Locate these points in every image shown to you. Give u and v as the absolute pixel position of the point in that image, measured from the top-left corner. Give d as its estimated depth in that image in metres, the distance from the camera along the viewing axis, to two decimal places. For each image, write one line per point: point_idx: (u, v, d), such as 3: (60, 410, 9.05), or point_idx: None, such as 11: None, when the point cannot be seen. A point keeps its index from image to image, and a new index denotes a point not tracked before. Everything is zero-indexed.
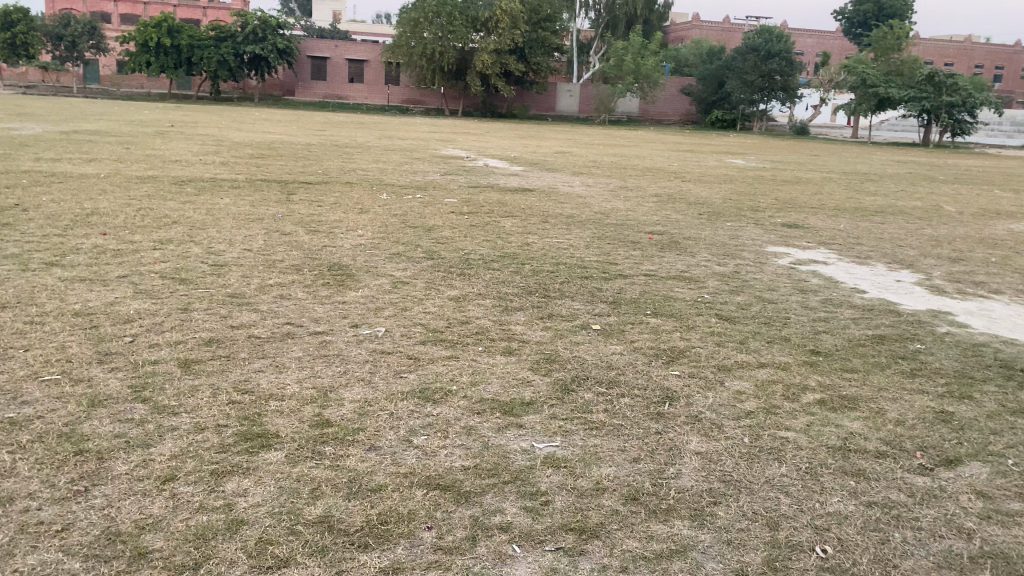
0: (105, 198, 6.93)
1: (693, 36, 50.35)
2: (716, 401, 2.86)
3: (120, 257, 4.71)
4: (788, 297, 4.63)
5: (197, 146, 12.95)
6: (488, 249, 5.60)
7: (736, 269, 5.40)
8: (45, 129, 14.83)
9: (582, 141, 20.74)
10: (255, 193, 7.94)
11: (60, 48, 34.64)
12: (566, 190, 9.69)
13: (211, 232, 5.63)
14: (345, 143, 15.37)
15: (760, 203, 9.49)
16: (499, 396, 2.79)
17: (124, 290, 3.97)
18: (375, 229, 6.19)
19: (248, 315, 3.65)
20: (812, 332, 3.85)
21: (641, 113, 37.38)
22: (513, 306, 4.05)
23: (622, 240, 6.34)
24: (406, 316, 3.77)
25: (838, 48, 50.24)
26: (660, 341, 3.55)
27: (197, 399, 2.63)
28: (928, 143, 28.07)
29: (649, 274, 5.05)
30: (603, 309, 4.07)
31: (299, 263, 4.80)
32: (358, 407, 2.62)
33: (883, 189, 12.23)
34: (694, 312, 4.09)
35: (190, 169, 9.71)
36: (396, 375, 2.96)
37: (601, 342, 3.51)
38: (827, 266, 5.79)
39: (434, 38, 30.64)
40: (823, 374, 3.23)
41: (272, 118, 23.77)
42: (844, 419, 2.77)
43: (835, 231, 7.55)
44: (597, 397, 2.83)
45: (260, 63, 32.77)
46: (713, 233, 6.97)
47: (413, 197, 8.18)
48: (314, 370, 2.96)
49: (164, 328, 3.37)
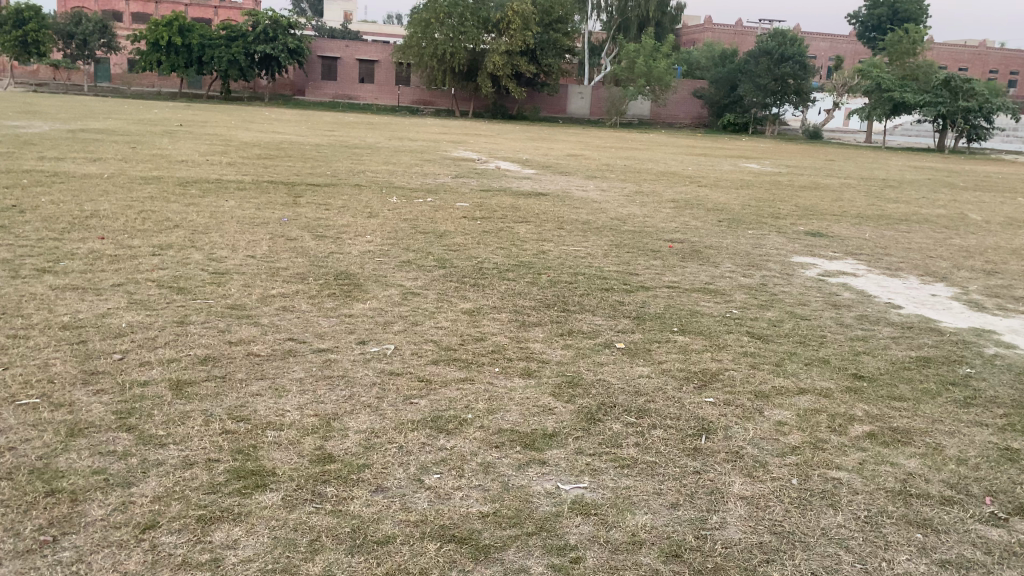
0: (107, 199, 6.74)
1: (705, 39, 50.03)
2: (756, 434, 2.61)
3: (116, 263, 4.49)
4: (821, 313, 4.37)
5: (205, 146, 12.80)
6: (503, 257, 5.37)
7: (763, 281, 5.14)
8: (53, 127, 14.68)
9: (594, 144, 20.50)
10: (261, 194, 7.72)
11: (71, 46, 34.56)
12: (580, 194, 9.45)
13: (213, 237, 5.41)
14: (355, 144, 15.16)
15: (780, 209, 9.24)
16: (519, 427, 2.54)
17: (117, 300, 3.74)
18: (385, 234, 5.96)
19: (248, 329, 3.42)
20: (852, 353, 3.60)
21: (653, 116, 37.08)
22: (530, 321, 3.79)
23: (641, 248, 6.10)
24: (417, 331, 3.53)
25: (852, 52, 49.82)
26: (689, 363, 3.30)
27: (186, 428, 2.38)
28: (944, 149, 27.68)
29: (672, 285, 4.80)
30: (626, 325, 3.81)
31: (305, 272, 4.57)
32: (364, 439, 2.38)
33: (904, 196, 11.93)
34: (723, 330, 3.83)
35: (196, 169, 9.50)
36: (406, 400, 2.72)
37: (627, 363, 3.26)
38: (857, 278, 5.53)
39: (445, 39, 30.46)
40: (869, 403, 2.97)
41: (282, 118, 23.62)
42: (900, 456, 2.51)
43: (861, 241, 7.28)
44: (626, 428, 2.58)
45: (271, 62, 32.61)
46: (735, 241, 6.71)
47: (424, 201, 7.95)
48: (316, 395, 2.72)
49: (157, 344, 3.14)
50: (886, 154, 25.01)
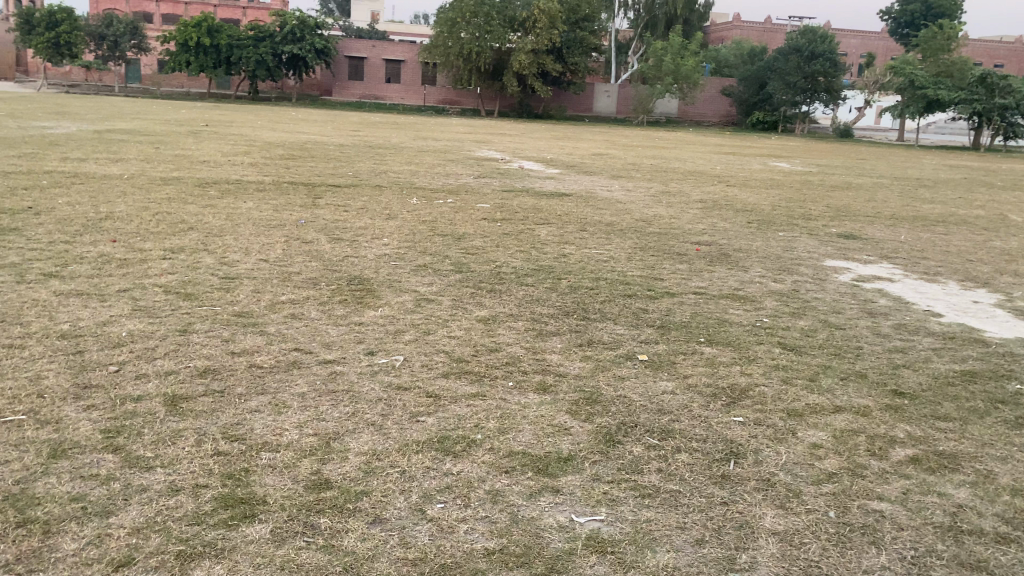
0: (124, 201, 6.66)
1: (733, 36, 49.43)
2: (789, 459, 2.41)
3: (125, 267, 4.38)
4: (857, 322, 4.14)
5: (228, 146, 12.74)
6: (523, 261, 5.19)
7: (794, 287, 4.92)
8: (79, 128, 14.73)
9: (621, 142, 20.25)
10: (281, 195, 7.63)
11: (102, 48, 34.83)
12: (605, 195, 9.27)
13: (227, 240, 5.29)
14: (379, 144, 15.07)
15: (812, 210, 8.99)
16: (532, 449, 2.36)
17: (121, 306, 3.62)
18: (402, 237, 5.81)
19: (253, 339, 3.27)
20: (891, 367, 3.37)
21: (680, 114, 36.68)
22: (548, 331, 3.61)
23: (667, 251, 5.89)
24: (428, 341, 3.36)
25: (884, 49, 48.99)
26: (717, 378, 3.10)
27: (176, 450, 2.24)
28: (979, 147, 27.03)
29: (699, 291, 4.60)
30: (649, 335, 3.62)
31: (317, 276, 4.43)
32: (365, 462, 2.22)
33: (940, 196, 11.60)
34: (752, 340, 3.63)
35: (218, 170, 9.43)
36: (413, 418, 2.55)
37: (650, 377, 3.07)
38: (893, 284, 5.29)
39: (471, 38, 30.33)
40: (911, 423, 2.76)
41: (307, 118, 23.63)
42: (947, 485, 2.30)
43: (896, 243, 7.01)
44: (648, 452, 2.39)
45: (298, 63, 32.71)
46: (765, 244, 6.48)
47: (444, 202, 7.80)
48: (318, 412, 2.56)
49: (156, 355, 3.00)
50: (920, 153, 24.45)
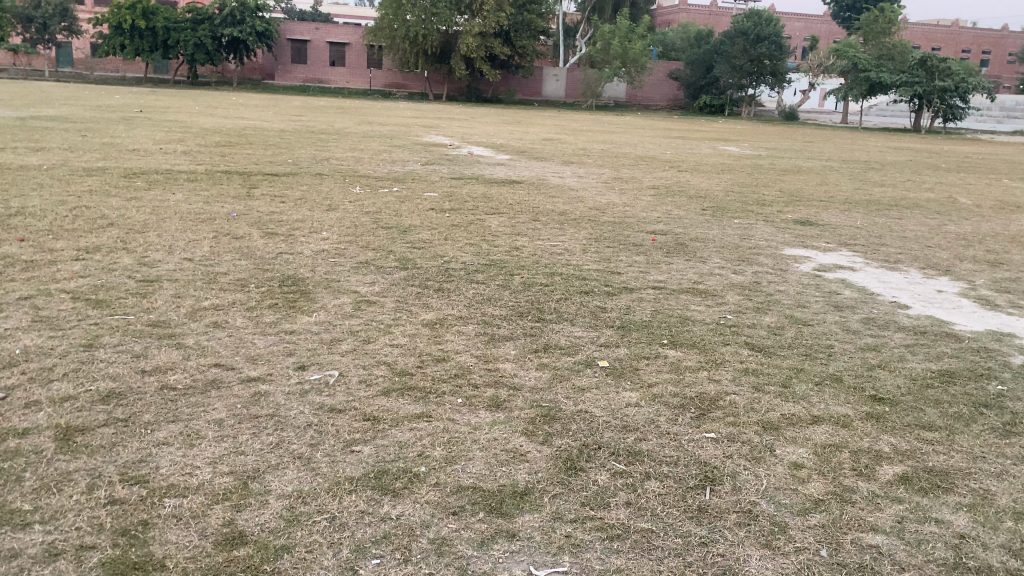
0: (38, 194, 6.17)
1: (680, 19, 49.46)
2: (770, 485, 2.17)
3: (30, 270, 3.96)
4: (824, 317, 3.94)
5: (161, 134, 12.12)
6: (471, 255, 4.89)
7: (756, 279, 4.70)
8: (1, 115, 13.96)
9: (570, 127, 19.98)
10: (213, 186, 7.17)
11: (30, 31, 33.31)
12: (556, 181, 9.01)
13: (149, 237, 4.87)
14: (322, 129, 14.55)
15: (766, 195, 8.86)
16: (482, 483, 2.07)
17: (20, 317, 3.22)
18: (342, 230, 5.46)
19: (168, 354, 2.91)
20: (864, 368, 3.16)
21: (629, 98, 36.58)
22: (500, 336, 3.32)
23: (622, 242, 5.63)
24: (368, 351, 3.04)
25: (826, 33, 49.64)
26: (685, 387, 2.84)
27: (62, 500, 1.88)
28: (920, 129, 27.45)
29: (658, 286, 4.35)
30: (609, 337, 3.36)
31: (247, 278, 4.05)
32: (288, 507, 1.91)
33: (889, 178, 11.62)
34: (719, 340, 3.39)
35: (147, 159, 8.91)
36: (347, 447, 2.24)
37: (612, 388, 2.79)
38: (855, 273, 5.11)
39: (417, 21, 29.72)
40: (895, 434, 2.54)
41: (248, 103, 22.83)
42: (944, 510, 2.08)
43: (852, 229, 6.86)
44: (614, 481, 2.12)
45: (239, 46, 31.67)
46: (721, 233, 6.26)
47: (389, 191, 7.45)
48: (236, 443, 2.23)
49: (51, 378, 2.61)
50: (864, 135, 24.67)
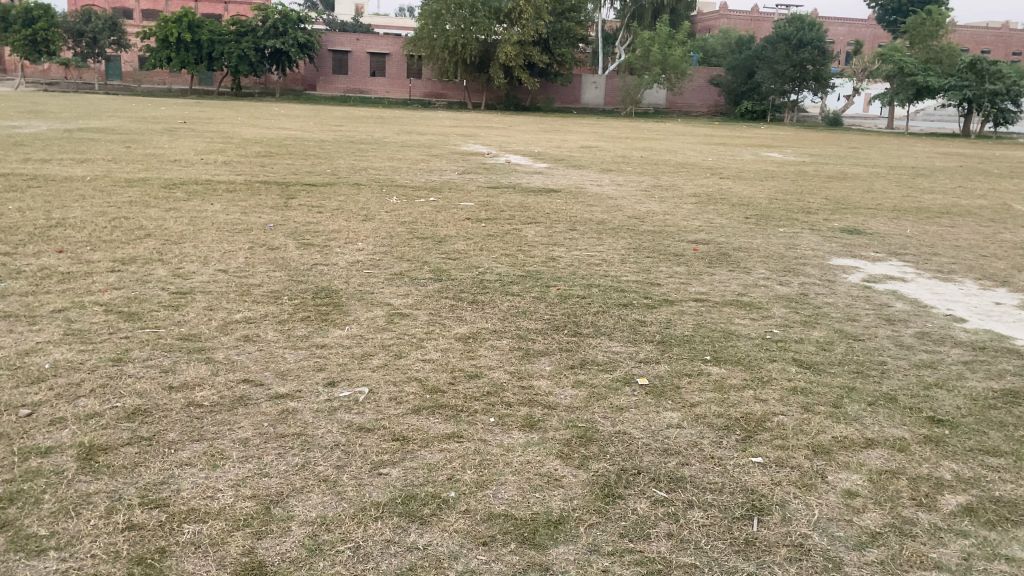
0: (80, 205, 6.23)
1: (720, 25, 49.00)
2: (822, 515, 2.02)
3: (66, 282, 3.96)
4: (875, 331, 3.76)
5: (202, 144, 12.25)
6: (507, 266, 4.80)
7: (803, 291, 4.54)
8: (50, 127, 14.22)
9: (608, 134, 19.89)
10: (251, 196, 7.20)
11: (81, 45, 34.14)
12: (595, 189, 8.89)
13: (185, 248, 4.86)
14: (362, 139, 14.61)
15: (810, 203, 8.64)
16: (515, 510, 1.97)
17: (51, 330, 3.19)
18: (378, 241, 5.41)
19: (196, 368, 2.85)
20: (921, 387, 2.98)
21: (669, 105, 36.25)
22: (535, 351, 3.22)
23: (662, 251, 5.49)
24: (398, 367, 2.96)
25: (871, 37, 48.74)
26: (729, 407, 2.70)
27: (78, 524, 1.83)
28: (969, 134, 26.73)
29: (701, 298, 4.20)
30: (649, 353, 3.23)
31: (280, 290, 4.01)
32: (310, 535, 1.82)
33: (938, 184, 11.29)
34: (765, 357, 3.24)
35: (188, 169, 8.99)
36: (373, 469, 2.15)
37: (652, 408, 2.66)
38: (905, 284, 4.90)
39: (456, 30, 29.84)
40: (957, 460, 2.37)
41: (289, 113, 23.07)
42: (1014, 546, 1.92)
43: (901, 238, 6.64)
44: (654, 509, 2.00)
45: (281, 58, 32.08)
46: (765, 242, 6.08)
47: (425, 201, 7.40)
48: (260, 464, 2.16)
49: (79, 393, 2.57)
50: (910, 140, 24.12)
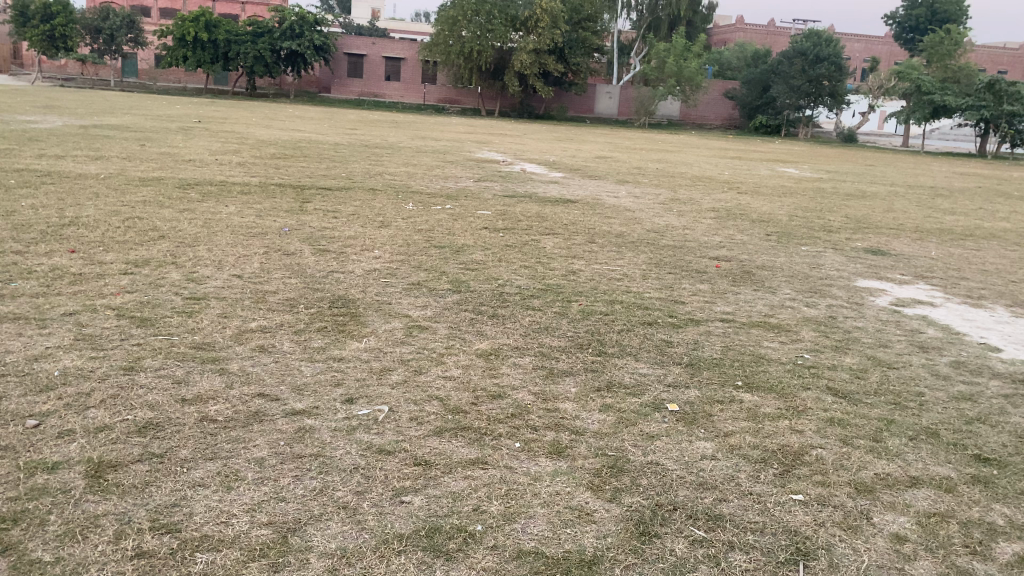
0: (93, 203, 6.15)
1: (736, 39, 48.90)
2: (872, 563, 1.92)
3: (78, 284, 3.87)
4: (910, 359, 3.63)
5: (217, 144, 12.19)
6: (526, 278, 4.69)
7: (831, 314, 4.41)
8: (66, 123, 14.18)
9: (623, 145, 19.78)
10: (266, 199, 7.12)
11: (99, 42, 34.25)
12: (612, 201, 8.76)
13: (199, 251, 4.77)
14: (377, 143, 14.54)
15: (831, 221, 8.50)
16: (546, 548, 1.86)
17: (61, 335, 3.10)
18: (395, 248, 5.30)
19: (211, 381, 2.75)
20: (963, 422, 2.85)
21: (683, 117, 36.15)
22: (560, 370, 3.10)
23: (683, 268, 5.38)
24: (418, 385, 2.84)
25: (887, 54, 48.53)
26: (764, 438, 2.58)
27: (85, 550, 1.73)
28: (986, 154, 26.49)
29: (727, 318, 4.09)
30: (677, 376, 3.11)
31: (296, 298, 3.91)
32: (331, 570, 1.72)
33: (958, 206, 11.13)
34: (799, 384, 3.11)
35: (203, 169, 8.92)
36: (395, 497, 2.04)
37: (684, 437, 2.55)
38: (936, 309, 4.78)
39: (473, 37, 29.76)
40: (1009, 505, 2.24)
41: (304, 115, 23.04)
42: None
43: (927, 260, 6.50)
44: (694, 553, 1.89)
45: (297, 59, 32.12)
46: (789, 261, 5.95)
47: (441, 208, 7.31)
48: (277, 488, 2.05)
49: (89, 404, 2.47)
50: (926, 159, 23.91)
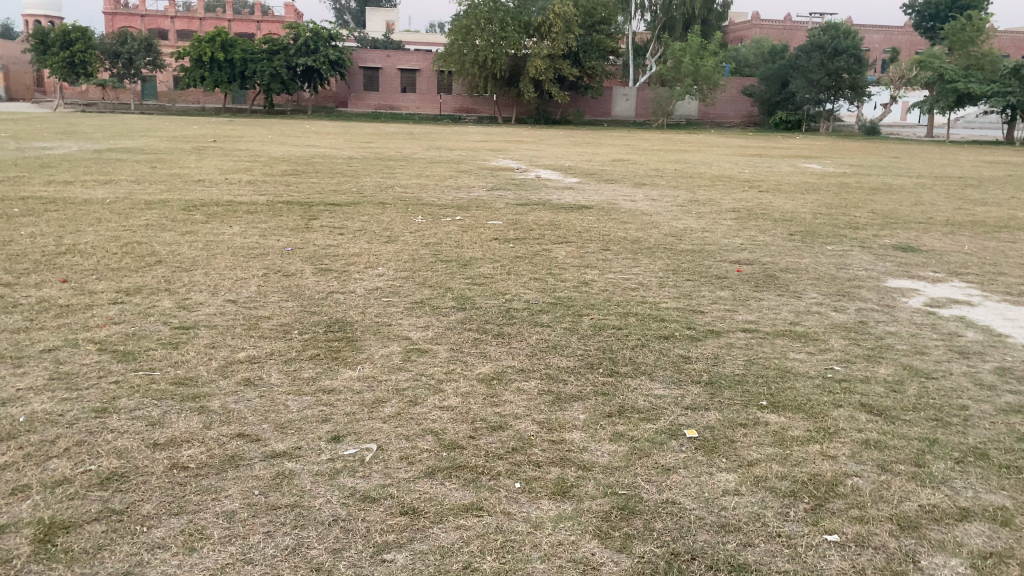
0: (94, 230, 6.02)
1: (754, 35, 48.37)
2: None
3: (63, 317, 3.69)
4: (950, 367, 3.34)
5: (229, 163, 12.08)
6: (536, 291, 4.45)
7: (861, 318, 4.13)
8: (80, 148, 14.14)
9: (641, 146, 19.45)
10: (272, 217, 6.96)
11: (117, 66, 34.53)
12: (628, 206, 8.50)
13: (194, 276, 4.59)
14: (390, 155, 14.41)
15: (857, 217, 8.17)
16: None
17: (35, 374, 2.91)
18: (399, 264, 5.11)
19: (188, 421, 2.54)
20: (1014, 440, 2.57)
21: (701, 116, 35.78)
22: (568, 395, 2.86)
23: (703, 274, 5.11)
24: (413, 418, 2.61)
25: (907, 44, 47.73)
26: (793, 466, 2.32)
27: None
28: (1013, 140, 25.82)
29: (748, 328, 3.83)
30: (696, 397, 2.86)
31: (291, 322, 3.70)
32: None
33: (988, 196, 10.73)
34: (829, 402, 2.85)
35: (212, 189, 8.79)
36: (376, 555, 1.82)
37: (703, 468, 2.30)
38: (975, 308, 4.48)
39: (486, 45, 29.64)
40: None
41: (320, 130, 23.01)
42: None
43: (960, 255, 6.16)
44: None
45: (312, 75, 32.22)
46: (813, 262, 5.67)
47: (451, 220, 7.10)
48: (245, 548, 1.83)
49: (51, 454, 2.27)
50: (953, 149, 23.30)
